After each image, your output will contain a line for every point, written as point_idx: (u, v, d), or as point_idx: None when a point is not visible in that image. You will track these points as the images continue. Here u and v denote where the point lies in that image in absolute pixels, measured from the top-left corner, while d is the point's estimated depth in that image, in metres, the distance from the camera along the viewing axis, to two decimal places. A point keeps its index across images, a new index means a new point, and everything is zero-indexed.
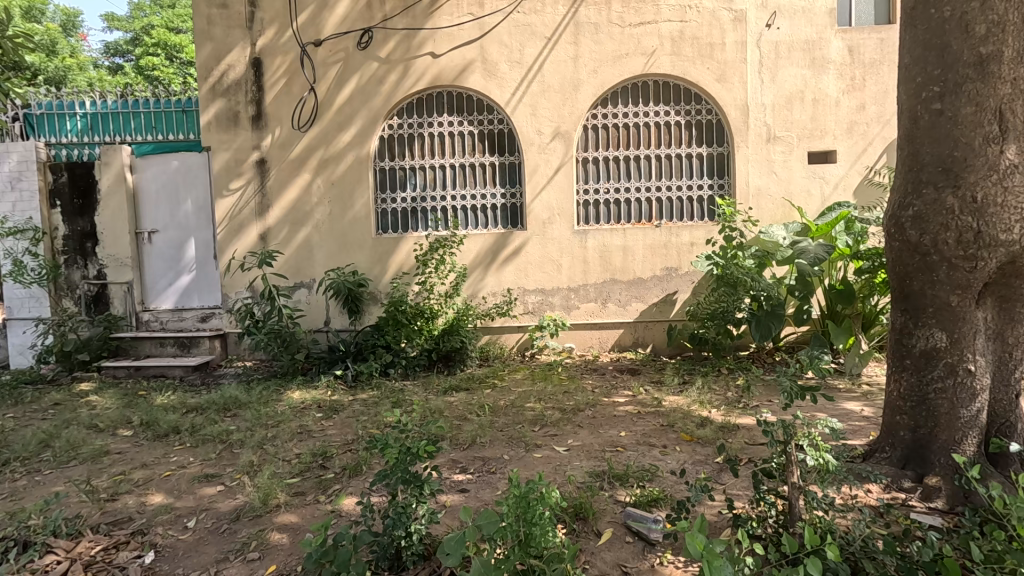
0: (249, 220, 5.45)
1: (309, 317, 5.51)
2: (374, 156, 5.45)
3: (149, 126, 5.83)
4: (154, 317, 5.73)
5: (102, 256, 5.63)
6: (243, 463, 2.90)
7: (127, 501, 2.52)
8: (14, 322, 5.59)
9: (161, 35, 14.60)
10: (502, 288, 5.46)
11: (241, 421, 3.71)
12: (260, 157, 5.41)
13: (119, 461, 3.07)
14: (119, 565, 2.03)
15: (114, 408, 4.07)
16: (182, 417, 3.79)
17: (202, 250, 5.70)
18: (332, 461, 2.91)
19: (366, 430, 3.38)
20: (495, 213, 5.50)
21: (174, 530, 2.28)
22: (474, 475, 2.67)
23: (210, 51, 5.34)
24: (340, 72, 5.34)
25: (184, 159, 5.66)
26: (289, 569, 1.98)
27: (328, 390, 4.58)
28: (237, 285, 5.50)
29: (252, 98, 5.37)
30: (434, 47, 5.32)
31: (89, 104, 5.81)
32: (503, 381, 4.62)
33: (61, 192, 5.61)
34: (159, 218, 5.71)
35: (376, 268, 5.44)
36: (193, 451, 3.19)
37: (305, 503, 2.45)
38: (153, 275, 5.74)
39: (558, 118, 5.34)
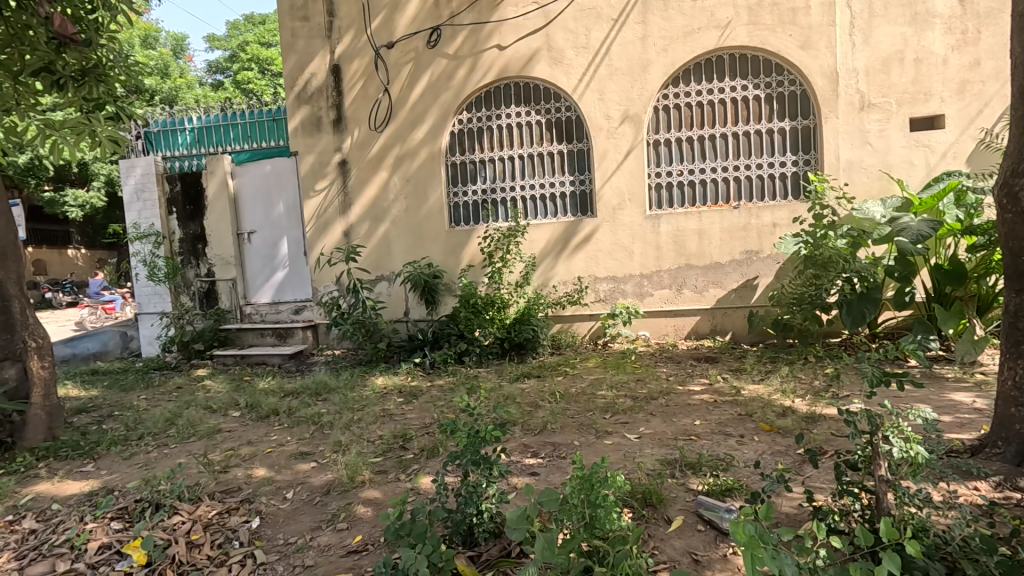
0: (334, 218, 5.83)
1: (390, 308, 5.81)
2: (445, 151, 5.63)
3: (246, 135, 6.37)
4: (256, 310, 6.31)
5: (211, 256, 6.28)
6: (333, 443, 3.16)
7: (237, 472, 2.83)
8: (143, 316, 6.41)
9: (254, 50, 15.87)
10: (572, 277, 5.46)
11: (331, 404, 4.03)
12: (341, 159, 5.76)
13: (229, 439, 3.45)
14: (232, 527, 2.27)
15: (225, 392, 4.56)
16: (281, 400, 4.17)
17: (294, 247, 6.18)
18: (412, 443, 3.09)
19: (443, 415, 3.55)
20: (564, 201, 5.49)
21: (275, 500, 2.53)
22: (545, 460, 2.74)
23: (295, 61, 5.75)
24: (411, 71, 5.55)
25: (276, 163, 6.14)
26: (374, 539, 2.14)
27: (408, 376, 4.83)
28: (325, 279, 5.91)
29: (333, 104, 5.72)
30: (500, 39, 5.37)
31: (197, 119, 6.47)
32: (575, 369, 4.64)
33: (176, 200, 6.30)
34: (256, 219, 6.26)
35: (451, 260, 5.63)
36: (290, 431, 3.51)
37: (387, 480, 2.63)
38: (253, 271, 6.31)
39: (626, 100, 5.22)
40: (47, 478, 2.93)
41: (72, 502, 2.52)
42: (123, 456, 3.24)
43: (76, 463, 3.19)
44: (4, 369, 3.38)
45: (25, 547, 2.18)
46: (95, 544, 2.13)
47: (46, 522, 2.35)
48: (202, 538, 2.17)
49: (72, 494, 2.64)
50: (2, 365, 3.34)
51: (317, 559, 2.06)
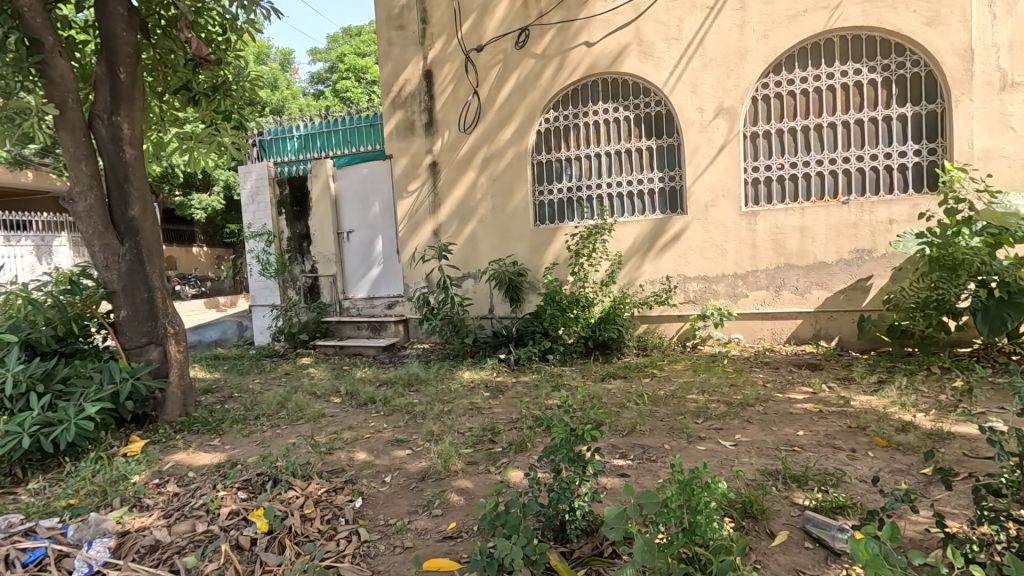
0: (424, 218, 6.08)
1: (476, 305, 5.98)
2: (532, 150, 5.67)
3: (346, 140, 6.80)
4: (353, 304, 6.74)
5: (314, 254, 6.79)
6: (425, 432, 3.31)
7: (341, 454, 3.05)
8: (256, 308, 7.06)
9: (351, 61, 16.91)
10: (660, 276, 5.30)
11: (423, 395, 4.23)
12: (432, 160, 5.99)
13: (333, 423, 3.72)
14: (339, 505, 2.43)
15: (326, 380, 4.92)
16: (377, 389, 4.44)
17: (387, 246, 6.53)
18: (500, 437, 3.17)
19: (529, 410, 3.60)
20: (652, 198, 5.34)
21: (375, 482, 2.70)
22: (634, 461, 2.69)
23: (391, 69, 6.07)
24: (500, 73, 5.65)
25: (373, 166, 6.52)
26: (468, 527, 2.22)
27: (493, 371, 4.93)
28: (416, 276, 6.19)
29: (425, 107, 5.97)
30: (588, 36, 5.33)
31: (302, 127, 6.98)
32: (663, 371, 4.51)
33: (285, 202, 6.87)
34: (354, 219, 6.67)
35: (535, 258, 5.67)
36: (386, 419, 3.72)
37: (478, 471, 2.73)
38: (351, 268, 6.74)
39: (721, 92, 4.98)
40: (183, 448, 3.33)
41: (205, 471, 2.84)
42: (243, 433, 3.59)
43: (205, 437, 3.58)
44: (149, 351, 3.87)
45: (170, 507, 2.38)
46: (226, 510, 2.28)
47: (186, 487, 2.60)
48: (314, 512, 2.31)
49: (204, 464, 2.97)
50: (149, 348, 3.86)
51: (416, 541, 2.16)
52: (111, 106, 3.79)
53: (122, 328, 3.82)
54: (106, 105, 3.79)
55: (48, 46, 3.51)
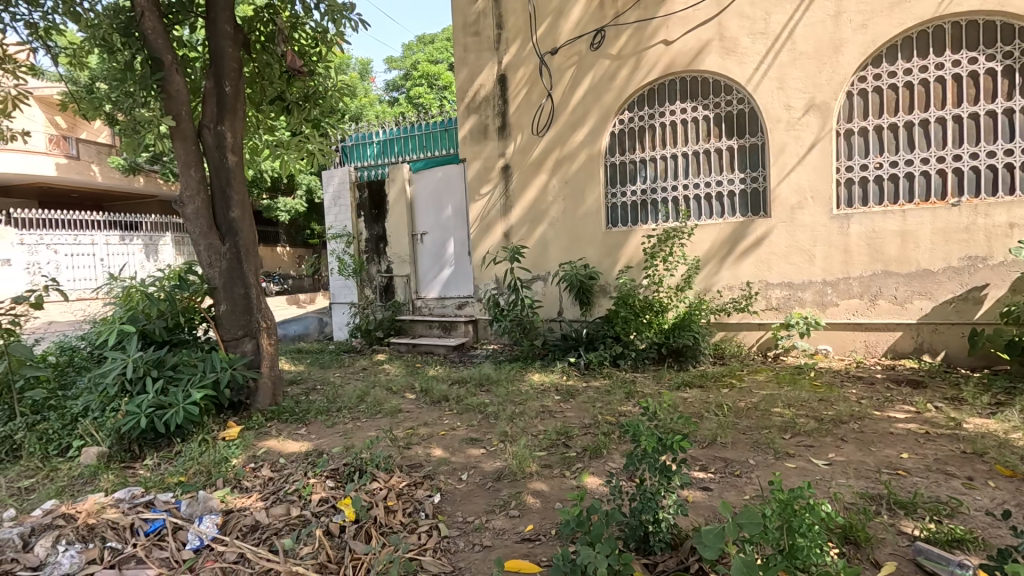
0: (496, 220, 6.17)
1: (546, 307, 5.97)
2: (605, 152, 5.60)
3: (421, 145, 7.01)
4: (425, 304, 6.95)
5: (390, 255, 7.06)
6: (499, 433, 3.35)
7: (418, 450, 3.15)
8: (336, 305, 7.43)
9: (425, 68, 17.44)
10: (740, 281, 5.06)
11: (495, 395, 4.28)
12: (505, 163, 6.06)
13: (409, 418, 3.84)
14: (419, 499, 2.49)
15: (401, 376, 5.10)
16: (450, 387, 4.54)
17: (459, 247, 6.66)
18: (574, 441, 3.14)
19: (602, 416, 3.55)
20: (732, 201, 5.12)
21: (453, 479, 2.76)
22: (717, 475, 2.58)
23: (467, 75, 6.21)
24: (574, 75, 5.62)
25: (447, 170, 6.68)
26: (546, 530, 2.22)
27: (563, 374, 4.90)
28: (487, 277, 6.28)
29: (499, 111, 6.05)
30: (667, 34, 5.19)
31: (382, 133, 7.28)
32: (743, 381, 4.30)
33: (364, 205, 7.19)
34: (428, 221, 6.87)
35: (606, 261, 5.58)
36: (460, 417, 3.80)
37: (553, 475, 2.72)
38: (424, 269, 6.94)
39: (812, 87, 4.70)
40: (274, 435, 3.55)
41: (294, 458, 3.01)
42: (327, 424, 3.79)
43: (293, 426, 3.80)
44: (245, 343, 4.15)
45: (267, 490, 2.53)
46: (317, 497, 2.39)
47: (280, 472, 2.76)
48: (396, 504, 2.38)
49: (294, 451, 3.15)
50: (244, 340, 4.15)
51: (494, 540, 2.18)
52: (218, 116, 4.13)
53: (222, 322, 4.13)
54: (213, 115, 4.14)
55: (167, 63, 3.89)
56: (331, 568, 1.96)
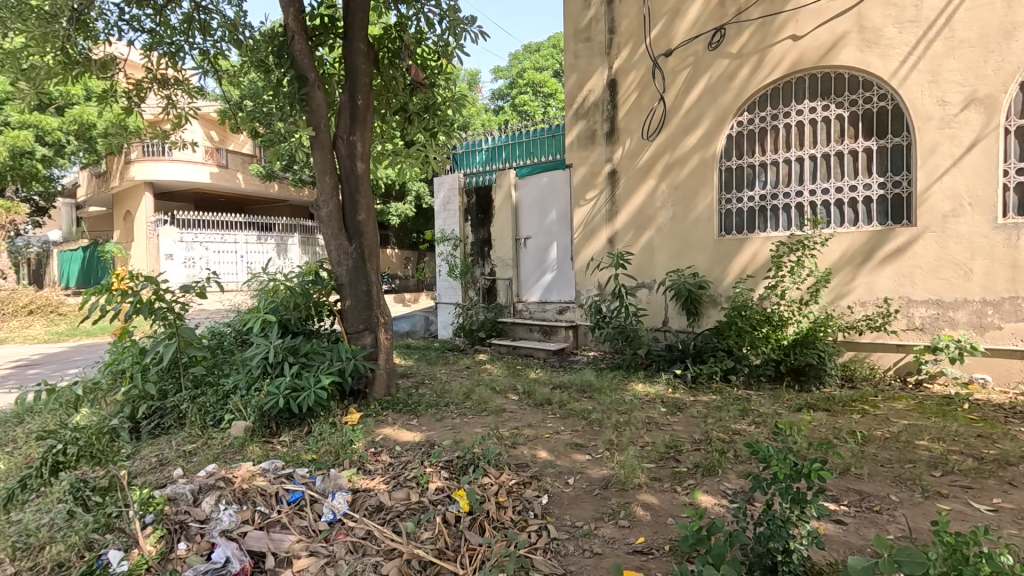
0: (600, 225, 6.11)
1: (650, 316, 5.79)
2: (720, 155, 5.31)
3: (528, 151, 7.12)
4: (525, 307, 7.02)
5: (494, 258, 7.25)
6: (605, 440, 3.31)
7: (524, 450, 3.19)
8: (441, 305, 7.79)
9: (530, 76, 17.73)
10: (875, 297, 4.56)
11: (598, 402, 4.23)
12: (612, 168, 5.99)
13: (513, 418, 3.91)
14: (527, 498, 2.53)
15: (503, 377, 5.22)
16: (552, 391, 4.57)
17: (562, 252, 6.68)
18: (684, 456, 3.03)
19: (714, 432, 3.38)
20: (869, 207, 4.64)
21: (559, 482, 2.77)
22: (851, 508, 2.34)
23: (576, 80, 6.23)
24: (689, 76, 5.42)
25: (552, 175, 6.73)
26: (658, 545, 2.15)
27: (668, 387, 4.72)
28: (589, 283, 6.23)
29: (608, 116, 6.00)
30: (796, 28, 4.83)
31: (490, 140, 7.49)
32: (879, 408, 3.85)
33: (471, 209, 7.47)
34: (532, 226, 6.95)
35: (718, 270, 5.28)
36: (563, 420, 3.81)
37: (663, 489, 2.63)
38: (526, 272, 7.03)
39: (973, 79, 4.16)
40: (390, 424, 3.79)
41: (409, 447, 3.19)
42: (436, 417, 3.98)
43: (406, 416, 4.04)
44: (365, 336, 4.46)
45: (388, 474, 2.71)
46: (433, 485, 2.51)
47: (398, 459, 2.94)
48: (507, 501, 2.43)
49: (408, 441, 3.34)
50: (364, 333, 4.47)
51: (605, 548, 2.16)
52: (350, 127, 4.50)
53: (346, 315, 4.48)
54: (346, 126, 4.51)
55: (310, 79, 4.31)
56: (448, 554, 2.05)
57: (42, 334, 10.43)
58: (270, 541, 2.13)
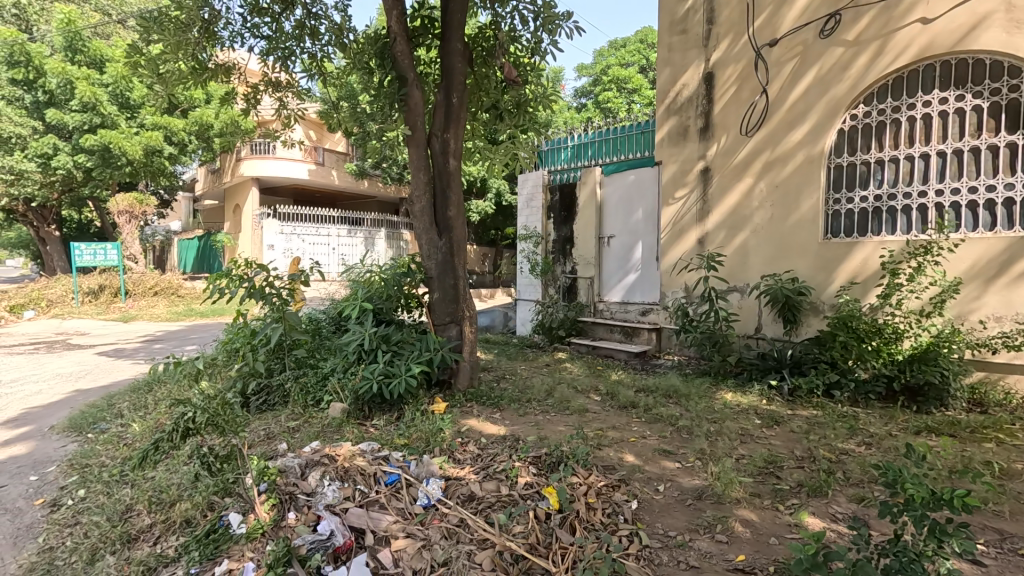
0: (690, 225, 5.85)
1: (742, 322, 5.47)
2: (830, 152, 4.91)
3: (615, 148, 6.95)
4: (607, 308, 6.89)
5: (576, 256, 7.18)
6: (696, 448, 3.17)
7: (610, 452, 3.12)
8: (521, 302, 7.84)
9: (615, 72, 17.34)
10: (1014, 312, 4.01)
11: (685, 409, 4.07)
12: (705, 166, 5.72)
13: (596, 419, 3.85)
14: (617, 502, 2.47)
15: (584, 377, 5.16)
16: (636, 394, 4.45)
17: (647, 252, 6.48)
18: (786, 473, 2.83)
19: (818, 450, 3.13)
20: (1010, 210, 4.10)
21: (649, 488, 2.68)
22: (991, 549, 2.07)
23: (670, 75, 6.02)
24: (797, 67, 5.05)
25: (640, 173, 6.55)
26: (761, 565, 2.02)
27: (762, 398, 4.45)
28: (676, 285, 6.00)
29: (702, 111, 5.74)
30: (926, 11, 4.36)
31: (576, 137, 7.40)
32: (1017, 438, 3.40)
33: (554, 207, 7.44)
34: (616, 224, 6.81)
35: (821, 276, 4.88)
36: (649, 425, 3.69)
37: (764, 506, 2.47)
38: (608, 272, 6.89)
39: None
40: (474, 416, 3.86)
41: (495, 439, 3.23)
42: (519, 412, 4.01)
43: (489, 409, 4.10)
44: (451, 329, 4.57)
45: (477, 465, 2.75)
46: (523, 480, 2.51)
47: (485, 451, 2.98)
48: (597, 503, 2.39)
49: (493, 434, 3.38)
50: (450, 326, 4.58)
51: (702, 563, 2.06)
52: (444, 125, 4.61)
53: (434, 307, 4.59)
54: (441, 124, 4.63)
55: (409, 79, 4.46)
56: (540, 550, 2.05)
57: (165, 314, 11.70)
58: (369, 519, 2.21)
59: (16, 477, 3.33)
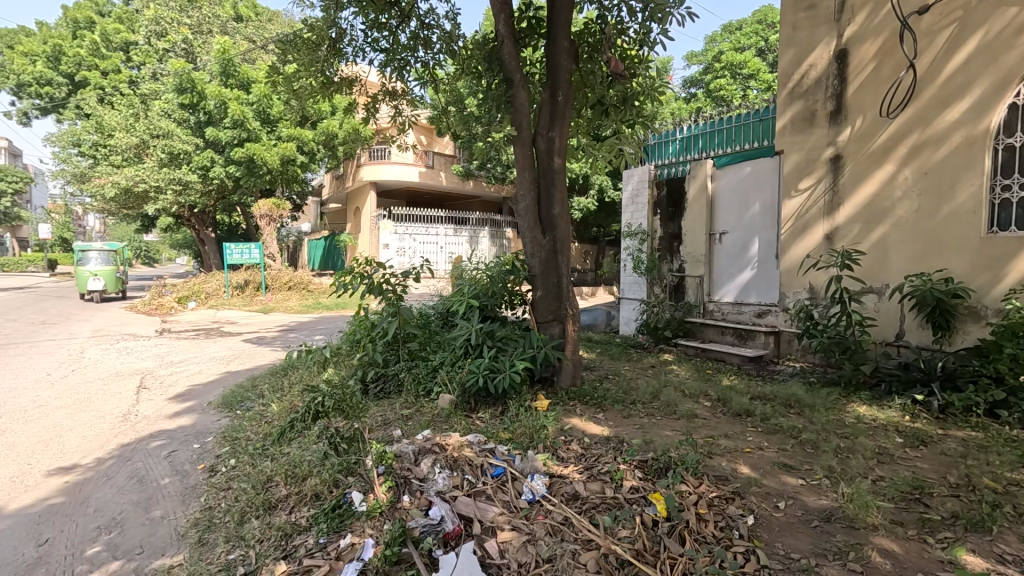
0: (817, 219, 5.32)
1: (879, 327, 4.86)
2: (998, 131, 4.20)
3: (730, 138, 6.51)
4: (718, 308, 6.50)
5: (684, 254, 6.85)
6: (823, 465, 2.88)
7: (722, 462, 2.94)
8: (624, 301, 7.65)
9: (729, 58, 16.30)
10: None
11: (809, 421, 3.72)
12: (835, 153, 5.17)
13: (707, 426, 3.65)
14: (730, 516, 2.32)
15: (693, 381, 4.91)
16: (752, 402, 4.15)
17: (765, 249, 6.00)
18: (936, 502, 2.47)
19: (979, 479, 2.70)
20: None
21: (767, 504, 2.48)
22: None
23: (794, 56, 5.52)
24: (954, 35, 4.39)
25: (757, 165, 6.09)
26: None
27: (904, 413, 3.93)
28: (798, 285, 5.49)
29: (833, 93, 5.18)
30: None
31: (686, 129, 7.06)
32: None
33: (661, 203, 7.16)
34: (730, 219, 6.39)
35: (984, 276, 4.19)
36: (767, 436, 3.42)
37: (908, 537, 2.19)
38: (720, 270, 6.49)
39: None
40: (577, 415, 3.84)
41: (598, 440, 3.19)
42: (623, 414, 3.92)
43: (592, 409, 4.06)
44: (554, 327, 4.58)
45: (581, 465, 2.73)
46: (628, 484, 2.45)
47: (589, 451, 2.95)
48: (708, 515, 2.27)
49: (596, 434, 3.34)
50: (553, 324, 4.58)
51: None
52: (549, 123, 4.60)
53: (537, 305, 4.61)
54: (546, 123, 4.63)
55: (516, 80, 4.51)
56: (647, 558, 2.00)
57: (297, 307, 13.06)
58: (476, 508, 2.30)
59: (184, 443, 3.91)
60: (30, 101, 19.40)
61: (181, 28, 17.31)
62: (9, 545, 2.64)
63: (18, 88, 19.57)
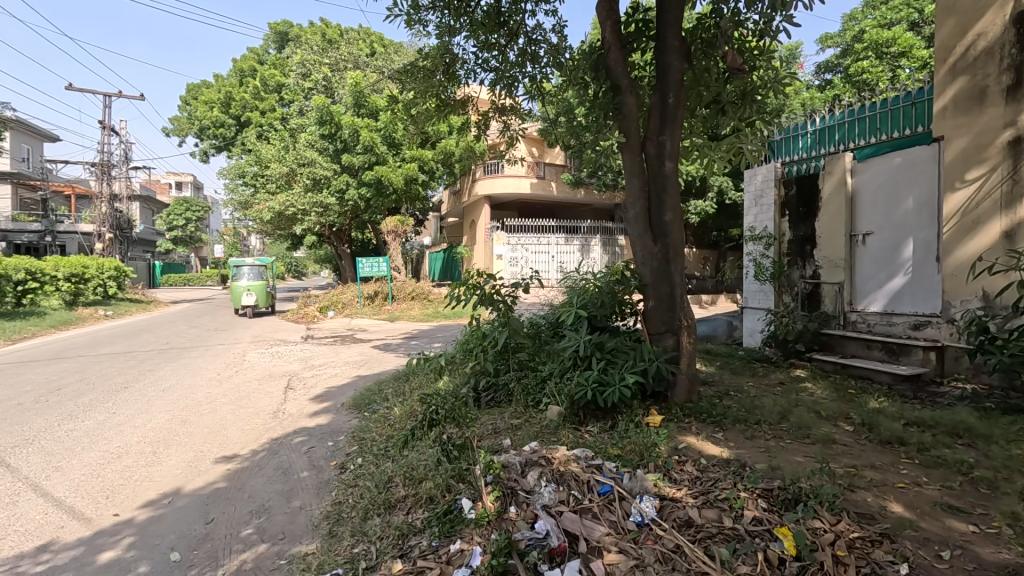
0: (990, 214, 4.49)
1: None
2: None
3: (874, 127, 5.74)
4: (862, 318, 5.75)
5: (818, 258, 6.18)
6: (1002, 510, 2.41)
7: (867, 497, 2.56)
8: (748, 310, 7.08)
9: (873, 36, 14.46)
10: None
11: (984, 455, 3.13)
12: (1015, 135, 4.33)
13: (848, 454, 3.23)
14: (876, 561, 2.02)
15: (831, 401, 4.38)
16: (907, 429, 3.59)
17: (922, 251, 5.23)
18: None
19: None
20: None
21: (926, 551, 2.12)
22: None
23: (955, 26, 4.74)
24: None
25: (909, 154, 5.35)
26: None
27: None
28: (966, 292, 4.66)
29: (1011, 64, 4.37)
30: None
31: (819, 120, 6.35)
32: None
33: (790, 203, 6.53)
34: (875, 218, 5.66)
35: None
36: (926, 470, 2.94)
37: None
38: (863, 275, 5.76)
39: None
40: (693, 433, 3.61)
41: (717, 462, 2.97)
42: (746, 434, 3.61)
43: (710, 428, 3.79)
44: (666, 338, 4.37)
45: (696, 488, 2.56)
46: (750, 514, 2.25)
47: (705, 474, 2.75)
48: (849, 558, 2.00)
49: (714, 456, 3.11)
50: (666, 335, 4.38)
51: None
52: (659, 127, 4.43)
53: (649, 316, 4.45)
54: (656, 128, 4.46)
55: (623, 87, 4.44)
56: None
57: (419, 315, 13.95)
58: (582, 526, 2.25)
59: (320, 441, 4.34)
60: (209, 141, 23.06)
61: (321, 67, 19.48)
62: (185, 521, 3.11)
63: (200, 131, 23.35)
